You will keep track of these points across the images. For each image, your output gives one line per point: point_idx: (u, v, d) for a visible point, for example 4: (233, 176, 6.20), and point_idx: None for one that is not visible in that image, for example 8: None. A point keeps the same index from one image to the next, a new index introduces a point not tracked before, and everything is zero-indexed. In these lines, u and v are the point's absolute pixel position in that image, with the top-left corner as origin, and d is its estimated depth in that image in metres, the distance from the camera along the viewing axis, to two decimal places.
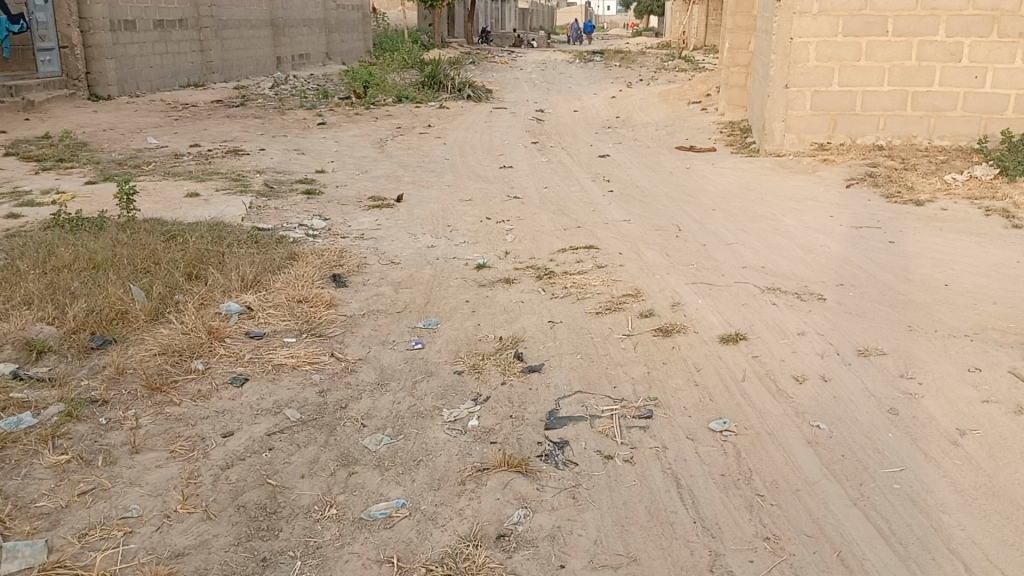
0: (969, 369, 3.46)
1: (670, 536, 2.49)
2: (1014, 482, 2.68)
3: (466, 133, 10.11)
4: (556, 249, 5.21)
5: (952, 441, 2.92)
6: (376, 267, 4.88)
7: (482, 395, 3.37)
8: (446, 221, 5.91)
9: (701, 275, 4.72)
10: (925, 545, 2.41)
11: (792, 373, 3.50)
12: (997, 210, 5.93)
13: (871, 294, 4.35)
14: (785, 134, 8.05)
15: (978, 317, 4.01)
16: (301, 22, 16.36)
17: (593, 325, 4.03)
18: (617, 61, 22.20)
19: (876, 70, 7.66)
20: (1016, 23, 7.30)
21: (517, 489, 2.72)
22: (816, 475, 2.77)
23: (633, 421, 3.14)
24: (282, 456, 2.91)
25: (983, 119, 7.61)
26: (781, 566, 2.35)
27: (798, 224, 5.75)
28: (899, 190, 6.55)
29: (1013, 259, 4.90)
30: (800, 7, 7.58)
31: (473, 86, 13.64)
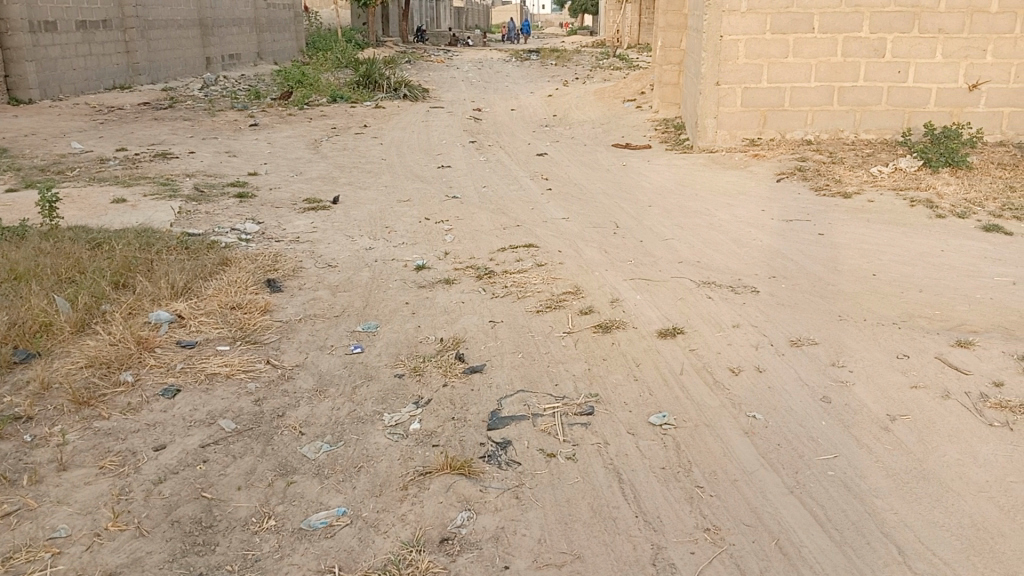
0: (898, 356, 3.57)
1: (613, 531, 2.49)
2: (943, 465, 2.77)
3: (403, 133, 10.01)
4: (495, 248, 5.19)
5: (883, 427, 3.01)
6: (312, 270, 4.79)
7: (424, 397, 3.33)
8: (384, 222, 5.84)
9: (639, 270, 4.76)
10: (860, 530, 2.46)
11: (727, 365, 3.55)
12: (921, 201, 6.14)
13: (803, 286, 4.45)
14: (717, 131, 8.21)
15: (905, 305, 4.15)
16: (230, 22, 15.98)
17: (533, 323, 4.02)
18: (553, 59, 22.32)
19: (803, 66, 7.85)
20: (935, 18, 7.56)
21: (460, 492, 2.69)
22: (753, 465, 2.82)
23: (575, 418, 3.14)
24: (216, 468, 2.81)
25: (906, 113, 7.90)
26: (721, 557, 2.37)
27: (731, 218, 5.86)
28: (828, 183, 6.74)
29: (936, 247, 5.08)
30: (729, 5, 7.71)
31: (409, 85, 13.53)
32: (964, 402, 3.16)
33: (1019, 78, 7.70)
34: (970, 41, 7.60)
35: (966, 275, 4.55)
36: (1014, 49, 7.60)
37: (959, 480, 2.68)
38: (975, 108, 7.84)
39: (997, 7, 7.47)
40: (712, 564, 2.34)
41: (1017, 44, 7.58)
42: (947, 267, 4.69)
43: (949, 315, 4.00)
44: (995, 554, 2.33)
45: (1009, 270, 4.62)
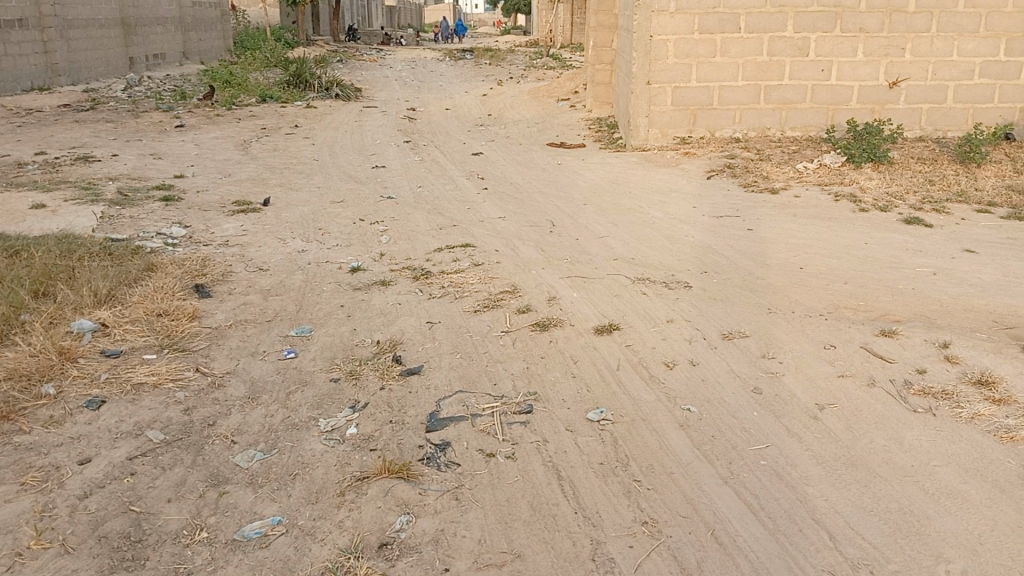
0: (826, 347, 3.67)
1: (553, 529, 2.49)
2: (870, 451, 2.86)
3: (336, 133, 9.87)
4: (432, 249, 5.15)
5: (812, 416, 3.09)
6: (242, 274, 4.68)
7: (360, 401, 3.28)
8: (317, 224, 5.74)
9: (575, 268, 4.79)
10: (792, 517, 2.52)
11: (662, 359, 3.60)
12: (845, 196, 6.34)
13: (734, 280, 4.54)
14: (649, 129, 8.33)
15: (831, 297, 4.27)
16: (154, 21, 15.49)
17: (471, 323, 4.00)
18: (487, 58, 22.32)
19: (731, 66, 8.02)
20: (856, 18, 7.82)
21: (398, 495, 2.66)
22: (688, 457, 2.86)
23: (514, 417, 3.13)
24: (145, 480, 2.71)
25: (830, 111, 8.16)
26: (659, 549, 2.40)
27: (664, 215, 5.96)
28: (756, 179, 6.90)
29: (860, 240, 5.26)
30: (658, 6, 7.83)
31: (341, 84, 13.34)
32: (890, 389, 3.28)
33: (936, 75, 8.01)
34: (889, 41, 7.89)
35: (888, 266, 4.72)
36: (931, 47, 7.89)
37: (885, 466, 2.77)
38: (895, 105, 8.13)
39: (914, 7, 7.76)
40: (650, 557, 2.36)
41: (934, 42, 7.88)
42: (870, 259, 4.86)
43: (873, 306, 4.14)
44: (920, 536, 2.41)
45: (928, 261, 4.81)
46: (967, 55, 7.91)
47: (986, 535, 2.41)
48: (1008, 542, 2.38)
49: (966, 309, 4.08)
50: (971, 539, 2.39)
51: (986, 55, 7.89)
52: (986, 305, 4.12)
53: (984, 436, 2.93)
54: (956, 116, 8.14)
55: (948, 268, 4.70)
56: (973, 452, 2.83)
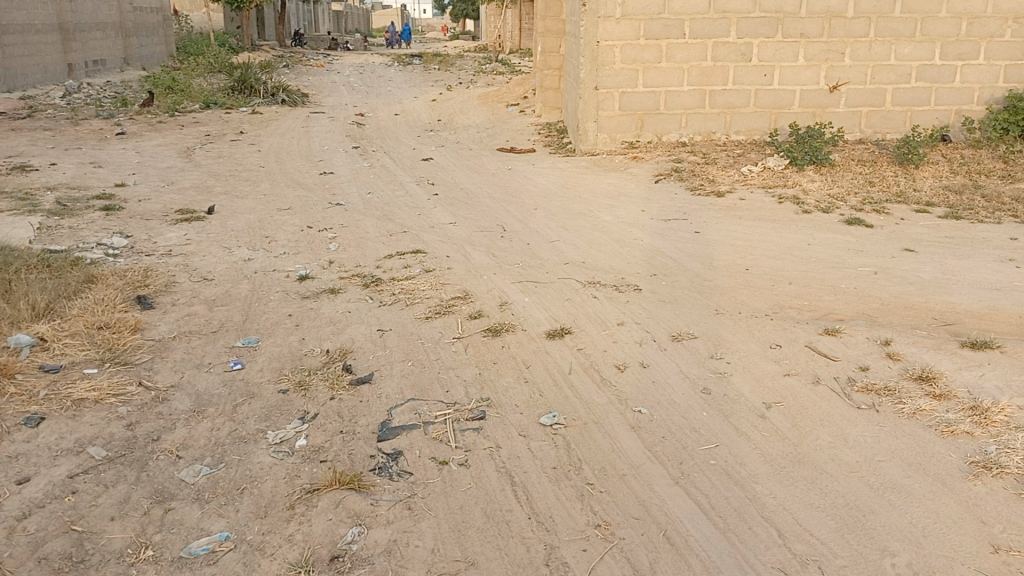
0: (772, 346, 3.74)
1: (507, 535, 2.49)
2: (816, 447, 2.92)
3: (283, 139, 9.73)
4: (382, 255, 5.11)
5: (760, 415, 3.14)
6: (187, 285, 4.57)
7: (310, 412, 3.23)
8: (264, 231, 5.65)
9: (526, 273, 4.80)
10: (742, 515, 2.56)
11: (613, 362, 3.63)
12: (788, 198, 6.47)
13: (682, 282, 4.61)
14: (598, 134, 8.39)
15: (777, 297, 4.35)
16: (94, 27, 15.09)
17: (422, 330, 3.97)
18: (436, 63, 22.28)
19: (676, 71, 8.14)
20: (797, 24, 8.01)
21: (350, 507, 2.62)
22: (640, 459, 2.88)
23: (467, 424, 3.12)
24: (87, 499, 2.63)
25: (773, 114, 8.33)
26: (613, 552, 2.41)
27: (613, 219, 6.01)
28: (702, 183, 7.01)
29: (803, 241, 5.37)
30: (604, 11, 7.91)
31: (287, 90, 13.17)
32: (834, 387, 3.35)
33: (875, 79, 8.23)
34: (829, 45, 8.09)
35: (832, 267, 4.83)
36: (870, 52, 8.12)
37: (831, 462, 2.83)
38: (836, 108, 8.34)
39: (853, 13, 7.98)
40: (603, 560, 2.37)
41: (872, 47, 8.10)
42: (814, 260, 4.97)
43: (818, 305, 4.23)
44: (866, 531, 2.46)
45: (869, 261, 4.94)
46: (904, 59, 8.16)
47: (930, 527, 2.47)
48: (951, 533, 2.44)
49: (906, 306, 4.20)
50: (915, 532, 2.45)
51: (922, 58, 8.15)
52: (925, 303, 4.25)
53: (925, 430, 3.01)
54: (894, 119, 8.38)
55: (888, 267, 4.83)
56: (915, 446, 2.90)
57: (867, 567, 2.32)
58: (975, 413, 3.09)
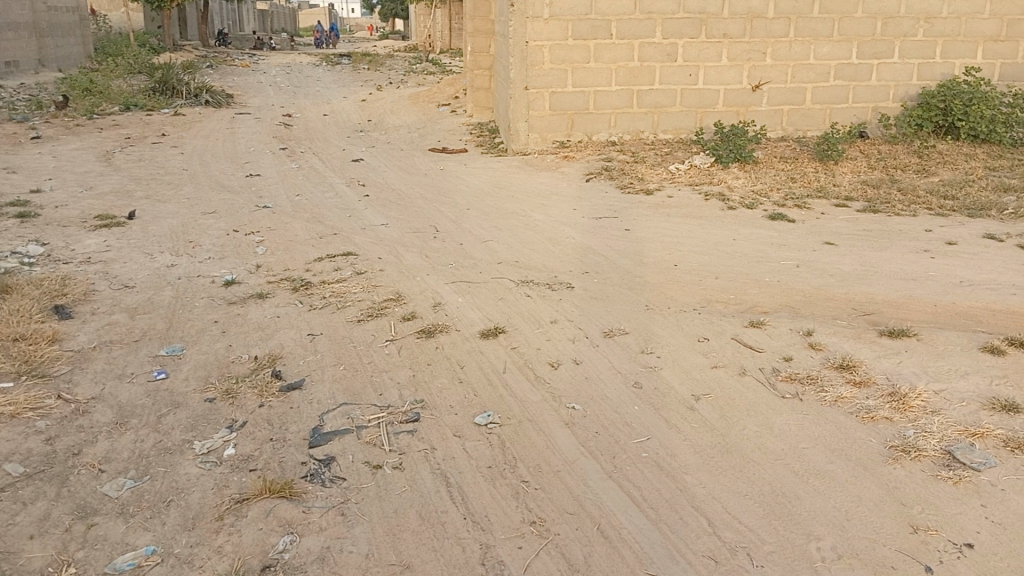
0: (700, 340, 3.82)
1: (442, 536, 2.48)
2: (743, 437, 3.00)
3: (206, 141, 9.49)
4: (312, 258, 5.03)
5: (689, 407, 3.21)
6: (107, 293, 4.42)
7: (238, 420, 3.16)
8: (188, 236, 5.50)
9: (459, 273, 4.80)
10: (673, 506, 2.61)
11: (547, 360, 3.66)
12: (714, 195, 6.62)
13: (613, 279, 4.66)
14: (529, 133, 8.43)
15: (704, 291, 4.45)
16: (4, 26, 14.45)
17: (354, 333, 3.93)
18: (365, 63, 22.05)
19: (605, 71, 8.24)
20: (720, 24, 8.20)
21: (281, 515, 2.58)
22: (574, 454, 2.91)
23: (401, 426, 3.10)
24: (3, 518, 2.52)
25: (698, 113, 8.52)
26: (548, 548, 2.43)
27: (544, 218, 6.05)
28: (631, 181, 7.12)
29: (730, 237, 5.50)
30: (531, 12, 7.94)
31: (211, 90, 12.85)
32: (760, 377, 3.45)
33: (795, 78, 8.49)
34: (750, 45, 8.31)
35: (756, 261, 4.96)
36: (790, 51, 8.37)
37: (758, 450, 2.91)
38: (758, 107, 8.57)
39: (773, 14, 8.22)
40: (539, 557, 2.39)
41: (792, 46, 8.35)
42: (740, 254, 5.10)
43: (744, 299, 4.34)
44: (792, 517, 2.54)
45: (792, 254, 5.09)
46: (822, 58, 8.43)
47: (852, 510, 2.57)
48: (872, 516, 2.53)
49: (827, 297, 4.35)
50: (838, 516, 2.54)
51: (840, 58, 8.45)
52: (845, 294, 4.40)
53: (847, 417, 3.12)
54: (814, 117, 8.66)
55: (810, 260, 4.99)
56: (837, 433, 3.01)
57: (793, 551, 2.39)
58: (893, 398, 3.22)
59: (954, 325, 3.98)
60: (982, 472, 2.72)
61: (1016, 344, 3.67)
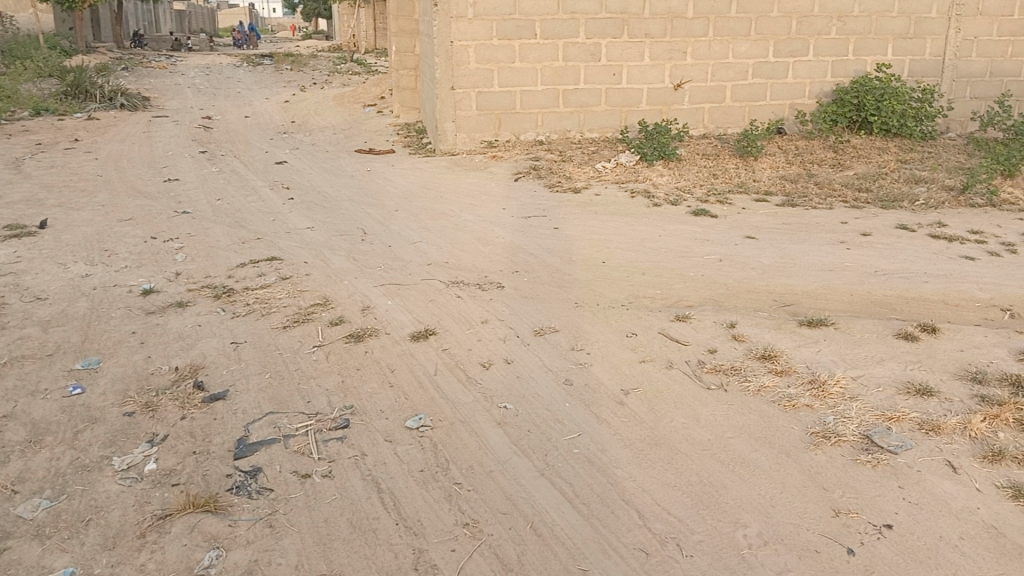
0: (628, 335, 3.87)
1: (374, 543, 2.45)
2: (672, 429, 3.05)
3: (122, 146, 9.16)
4: (235, 264, 4.91)
5: (619, 402, 3.25)
6: (17, 306, 4.22)
7: (159, 434, 3.06)
8: (103, 245, 5.30)
9: (388, 275, 4.75)
10: (604, 501, 2.64)
11: (478, 360, 3.65)
12: (640, 192, 6.73)
13: (542, 278, 4.69)
14: (456, 134, 8.41)
15: (632, 287, 4.52)
16: None
17: (281, 340, 3.85)
18: (289, 63, 21.63)
19: (530, 71, 8.28)
20: (641, 24, 8.33)
21: (206, 530, 2.50)
22: (506, 454, 2.91)
23: (330, 434, 3.05)
24: None
25: (623, 112, 8.65)
26: (481, 549, 2.42)
27: (474, 218, 6.04)
28: (559, 180, 7.17)
29: (655, 233, 5.60)
30: (456, 11, 7.92)
31: (126, 94, 12.42)
32: (686, 370, 3.52)
33: (715, 77, 8.70)
34: (672, 45, 8.47)
35: (681, 256, 5.06)
36: (709, 50, 8.56)
37: (685, 441, 2.97)
38: (680, 105, 8.75)
39: (693, 14, 8.39)
40: (473, 558, 2.38)
41: (711, 46, 8.55)
42: (665, 250, 5.20)
43: (670, 294, 4.42)
44: (719, 506, 2.60)
45: (715, 249, 5.21)
46: (741, 57, 8.66)
47: (776, 496, 2.64)
48: (796, 501, 2.61)
49: (749, 290, 4.46)
50: (763, 502, 2.61)
51: (757, 56, 8.69)
52: (766, 286, 4.53)
53: (770, 406, 3.21)
54: (734, 114, 8.90)
55: (732, 254, 5.12)
56: (761, 422, 3.09)
57: (721, 539, 2.44)
58: (813, 386, 3.33)
59: (870, 313, 4.14)
60: (899, 454, 2.84)
61: (927, 330, 3.84)
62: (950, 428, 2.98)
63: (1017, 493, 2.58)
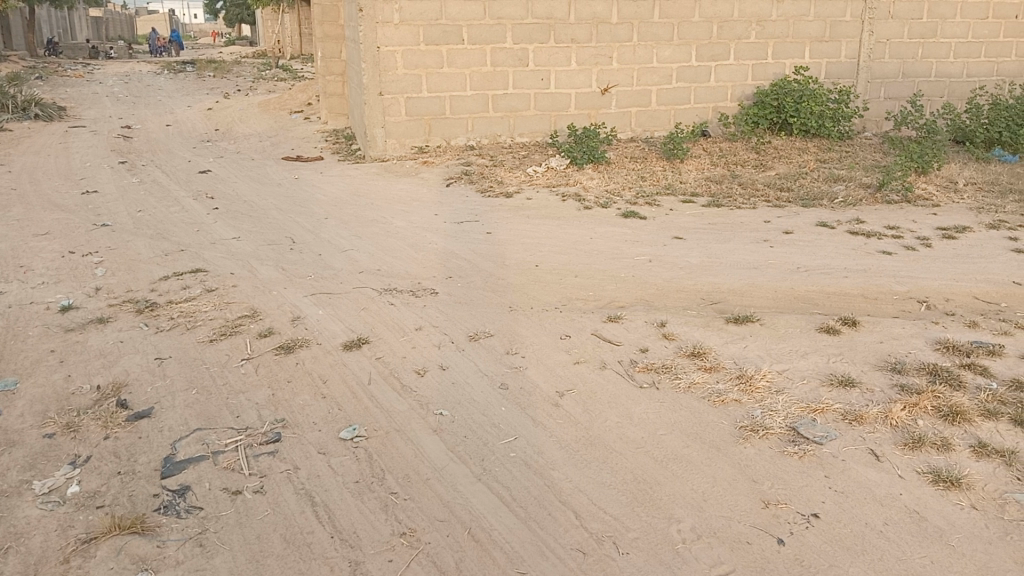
0: (562, 337, 3.91)
1: (308, 558, 2.41)
2: (606, 429, 3.09)
3: (36, 157, 8.79)
4: (158, 277, 4.76)
5: (554, 404, 3.28)
6: None
7: (82, 455, 2.94)
8: (17, 261, 5.07)
9: (319, 284, 4.68)
10: (541, 503, 2.66)
11: (412, 367, 3.63)
12: (571, 195, 6.80)
13: (476, 283, 4.70)
14: (386, 140, 8.34)
15: (565, 290, 4.56)
16: None
17: (207, 354, 3.75)
18: (211, 70, 21.12)
19: (458, 76, 8.28)
20: (567, 29, 8.43)
21: (133, 552, 2.42)
22: (442, 461, 2.91)
23: (261, 448, 2.99)
24: None
25: (552, 117, 8.73)
26: (419, 557, 2.41)
27: (405, 225, 6.00)
28: (491, 185, 7.19)
29: (586, 235, 5.67)
30: (381, 17, 7.85)
31: (41, 103, 11.94)
32: (619, 369, 3.57)
33: (640, 81, 8.86)
34: (598, 50, 8.59)
35: (611, 258, 5.13)
36: (634, 55, 8.72)
37: (620, 440, 3.01)
38: (608, 109, 8.89)
39: (617, 19, 8.53)
40: (410, 567, 2.36)
41: (636, 50, 8.71)
42: (596, 252, 5.27)
43: (602, 295, 4.48)
44: (654, 502, 2.64)
45: (644, 250, 5.31)
46: (665, 61, 8.85)
47: (709, 491, 2.70)
48: (728, 495, 2.67)
49: (678, 290, 4.55)
50: (697, 497, 2.66)
51: (681, 60, 8.89)
52: (694, 285, 4.63)
53: (700, 401, 3.29)
54: (660, 118, 9.08)
55: (661, 254, 5.22)
56: (692, 418, 3.16)
57: (656, 535, 2.49)
58: (741, 381, 3.42)
59: (794, 308, 4.27)
60: (824, 445, 2.94)
61: (848, 323, 3.99)
62: (872, 417, 3.10)
63: (938, 477, 2.70)
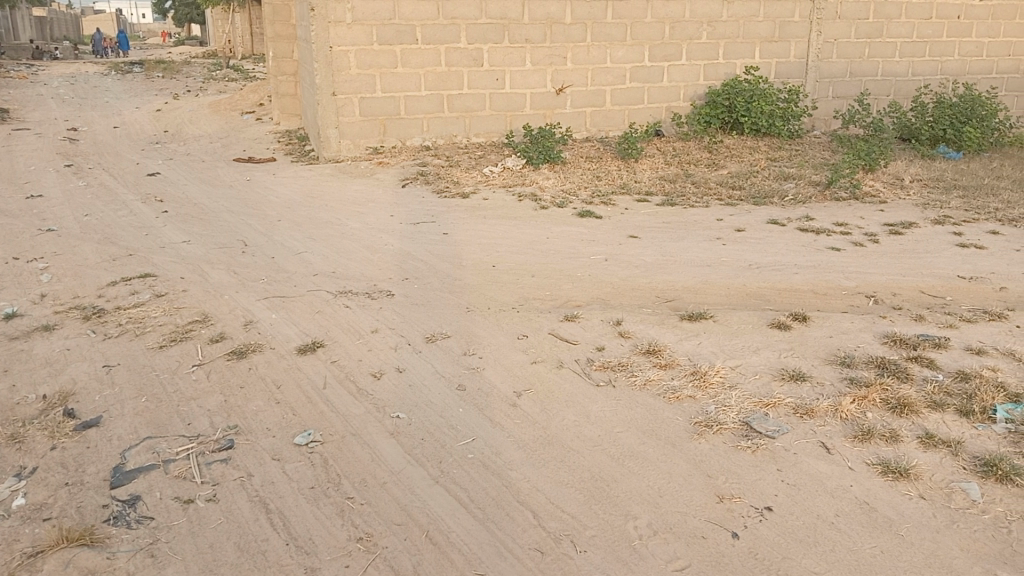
0: (519, 337, 3.92)
1: (263, 566, 2.38)
2: (563, 428, 3.11)
3: None
4: (106, 283, 4.65)
5: (512, 404, 3.28)
6: None
7: (27, 467, 2.86)
8: None
9: (273, 288, 4.62)
10: (499, 503, 2.66)
11: (368, 370, 3.61)
12: (527, 195, 6.82)
13: (433, 284, 4.68)
14: (340, 140, 8.26)
15: (521, 290, 4.57)
16: None
17: (158, 361, 3.67)
18: (161, 70, 20.71)
19: (413, 76, 8.24)
20: (521, 30, 8.45)
21: (82, 565, 2.37)
22: (400, 464, 2.89)
23: (213, 456, 2.94)
24: None
25: (508, 117, 8.74)
26: (376, 562, 2.39)
27: (360, 226, 5.95)
28: (447, 185, 7.18)
29: (542, 235, 5.69)
30: (334, 16, 7.77)
31: None
32: (576, 368, 3.60)
33: (595, 81, 8.92)
34: (552, 50, 8.63)
35: (567, 258, 5.16)
36: (588, 56, 8.78)
37: (577, 439, 3.03)
38: (563, 109, 8.93)
39: (571, 19, 8.58)
40: (367, 572, 2.35)
41: (590, 51, 8.76)
42: (552, 252, 5.29)
43: (558, 294, 4.50)
44: (610, 500, 2.67)
45: (599, 249, 5.34)
46: (618, 62, 8.92)
47: (664, 487, 2.73)
48: (683, 490, 2.71)
49: (633, 288, 4.60)
50: (652, 493, 2.69)
51: (634, 61, 8.97)
52: (648, 283, 4.68)
53: (656, 399, 3.32)
54: (615, 118, 9.16)
55: (616, 253, 5.26)
56: (648, 415, 3.20)
57: (613, 533, 2.51)
58: (695, 377, 3.46)
59: (746, 305, 4.34)
60: (776, 439, 2.99)
61: (799, 319, 4.07)
62: (823, 411, 3.16)
63: (887, 468, 2.77)
